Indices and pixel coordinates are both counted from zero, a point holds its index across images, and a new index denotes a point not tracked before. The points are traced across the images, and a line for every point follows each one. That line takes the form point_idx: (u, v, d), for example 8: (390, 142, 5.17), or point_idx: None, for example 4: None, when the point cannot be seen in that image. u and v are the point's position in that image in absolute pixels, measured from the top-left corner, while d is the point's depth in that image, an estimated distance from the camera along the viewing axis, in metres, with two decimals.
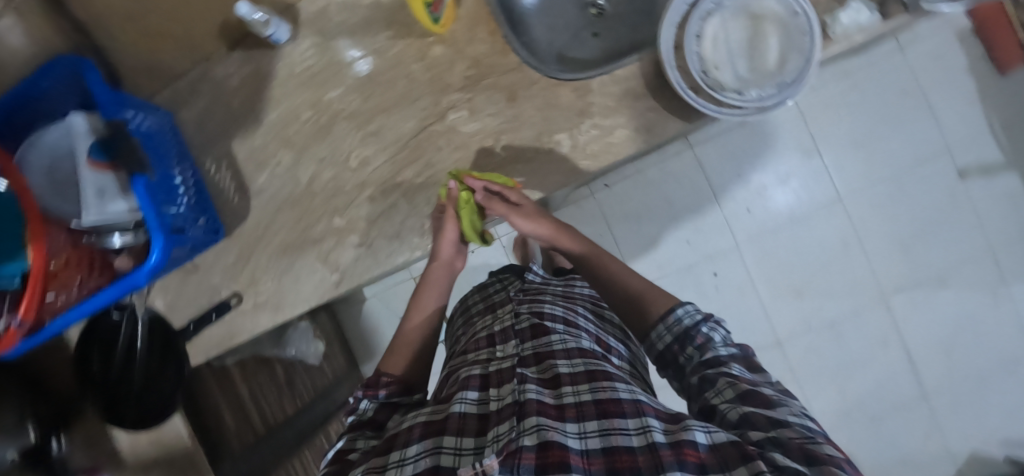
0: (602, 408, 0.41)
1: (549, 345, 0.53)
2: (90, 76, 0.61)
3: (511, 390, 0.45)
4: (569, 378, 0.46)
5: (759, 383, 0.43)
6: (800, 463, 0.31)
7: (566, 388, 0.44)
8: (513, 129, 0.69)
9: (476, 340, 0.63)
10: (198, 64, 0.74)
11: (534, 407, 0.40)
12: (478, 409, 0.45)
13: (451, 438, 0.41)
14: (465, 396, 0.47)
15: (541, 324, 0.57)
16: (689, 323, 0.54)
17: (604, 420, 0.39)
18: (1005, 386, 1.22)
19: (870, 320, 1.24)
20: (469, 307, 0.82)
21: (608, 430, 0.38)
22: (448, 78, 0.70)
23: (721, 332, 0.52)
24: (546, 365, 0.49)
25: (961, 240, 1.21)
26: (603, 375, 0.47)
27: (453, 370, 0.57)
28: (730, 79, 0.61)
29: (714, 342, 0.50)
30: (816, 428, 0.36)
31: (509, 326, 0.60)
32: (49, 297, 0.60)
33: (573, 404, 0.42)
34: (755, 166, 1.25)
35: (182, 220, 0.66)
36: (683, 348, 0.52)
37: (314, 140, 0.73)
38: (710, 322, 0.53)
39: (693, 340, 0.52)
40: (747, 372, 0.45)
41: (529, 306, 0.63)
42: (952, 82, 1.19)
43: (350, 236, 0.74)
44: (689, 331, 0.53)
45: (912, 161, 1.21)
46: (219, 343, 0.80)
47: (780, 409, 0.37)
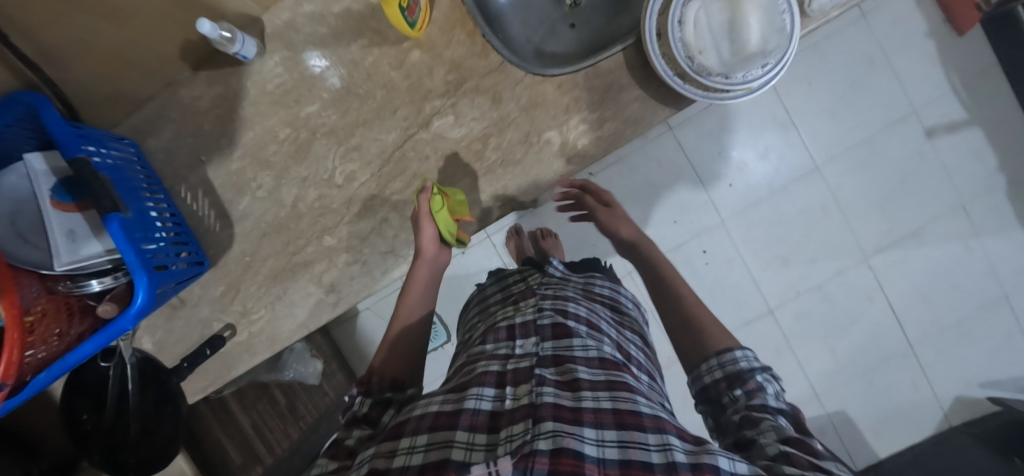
0: (621, 418, 0.41)
1: (571, 348, 0.53)
2: (46, 113, 0.57)
3: (527, 391, 0.44)
4: (588, 384, 0.46)
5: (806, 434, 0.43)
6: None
7: (585, 393, 0.45)
8: (500, 131, 0.68)
9: (495, 329, 0.61)
10: (161, 89, 0.71)
11: (549, 412, 0.39)
12: (493, 407, 0.44)
13: (464, 433, 0.40)
14: (483, 393, 0.45)
15: (563, 324, 0.57)
16: (743, 368, 0.54)
17: (624, 432, 0.39)
18: (983, 331, 1.28)
19: (855, 280, 1.29)
20: (486, 295, 0.83)
21: (626, 443, 0.38)
22: (429, 84, 0.68)
23: (775, 387, 0.52)
24: (566, 368, 0.49)
25: (934, 197, 1.26)
26: (623, 384, 0.47)
27: (472, 360, 0.56)
28: (715, 61, 0.61)
29: (766, 391, 0.50)
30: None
31: (531, 321, 0.59)
32: (29, 354, 0.56)
33: (591, 410, 0.42)
34: (734, 142, 1.27)
35: (166, 256, 0.63)
36: (731, 388, 0.53)
37: (294, 160, 0.70)
38: (767, 373, 0.53)
39: (743, 382, 0.53)
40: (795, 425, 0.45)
41: (554, 303, 0.63)
42: (914, 45, 1.23)
43: (342, 255, 0.72)
44: (743, 373, 0.54)
45: (883, 124, 1.25)
46: (214, 378, 0.77)
47: (822, 457, 0.38)
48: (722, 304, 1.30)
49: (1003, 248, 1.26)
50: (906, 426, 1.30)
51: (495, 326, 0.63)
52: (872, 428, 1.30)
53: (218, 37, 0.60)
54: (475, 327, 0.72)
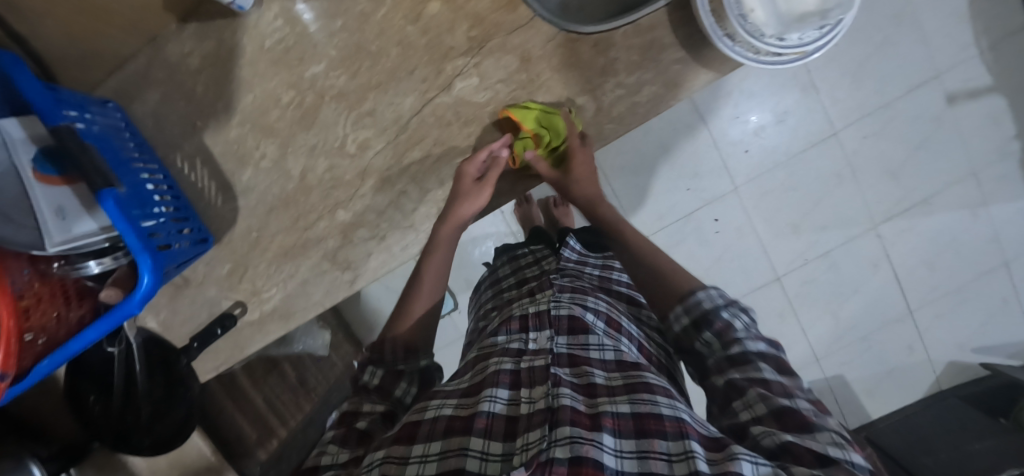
0: (641, 424, 0.38)
1: (587, 348, 0.50)
2: (20, 77, 0.51)
3: (543, 393, 0.42)
4: (605, 389, 0.44)
5: (794, 395, 0.40)
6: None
7: (602, 398, 0.42)
8: (528, 95, 0.62)
9: (508, 320, 0.60)
10: (145, 46, 0.63)
11: (567, 415, 0.37)
12: (508, 411, 0.42)
13: (479, 439, 0.38)
14: (496, 395, 0.43)
15: (579, 318, 0.53)
16: (708, 306, 0.51)
17: (643, 440, 0.37)
18: (982, 295, 1.30)
19: (861, 247, 1.28)
20: (499, 278, 0.81)
21: (645, 453, 0.36)
22: (449, 41, 0.61)
23: (744, 320, 0.49)
24: (582, 369, 0.47)
25: (946, 164, 1.24)
26: (643, 384, 0.44)
27: (484, 356, 0.54)
28: (770, 19, 0.56)
29: (735, 328, 0.48)
30: (859, 462, 0.34)
31: (545, 311, 0.56)
32: (29, 338, 0.53)
33: (610, 414, 0.40)
34: (751, 105, 1.22)
35: (167, 234, 0.58)
36: (700, 333, 0.50)
37: (300, 127, 0.64)
38: (733, 307, 0.51)
39: (710, 324, 0.50)
40: (780, 377, 0.43)
41: (571, 296, 0.59)
42: (943, 3, 1.17)
43: (357, 231, 0.68)
44: (708, 314, 0.50)
45: (902, 88, 1.20)
46: (225, 359, 0.73)
47: (819, 438, 0.35)
48: (730, 272, 1.30)
49: (1010, 216, 1.26)
50: (900, 386, 1.34)
51: (508, 317, 0.61)
52: (867, 390, 1.35)
53: None
54: (490, 314, 0.70)
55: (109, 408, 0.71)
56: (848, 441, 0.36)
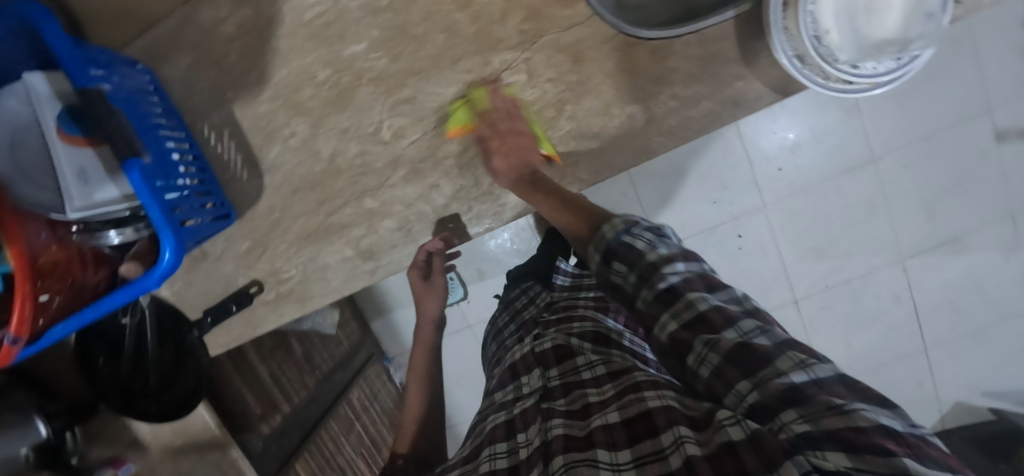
0: (633, 430, 0.38)
1: (577, 371, 0.49)
2: (47, 28, 0.48)
3: (538, 432, 0.45)
4: (598, 404, 0.43)
5: (737, 319, 0.34)
6: (836, 456, 0.26)
7: (595, 415, 0.42)
8: (576, 98, 0.59)
9: (501, 374, 0.62)
10: (178, 7, 0.59)
11: (560, 445, 0.40)
12: (510, 462, 0.44)
13: None
14: (496, 452, 0.46)
15: (563, 345, 0.54)
16: (612, 238, 0.44)
17: (637, 448, 0.37)
18: (1001, 337, 1.27)
19: (884, 278, 1.25)
20: (500, 329, 0.78)
21: (643, 459, 0.36)
22: (500, 32, 0.57)
23: (651, 236, 0.42)
24: (575, 394, 0.47)
25: (983, 199, 1.19)
26: (632, 385, 0.42)
27: (483, 416, 0.57)
28: (846, 44, 0.52)
29: (637, 249, 0.41)
30: (826, 376, 0.30)
31: (531, 352, 0.59)
32: (45, 299, 0.51)
33: (602, 428, 0.40)
34: (788, 121, 1.18)
35: (189, 208, 0.56)
36: (610, 267, 0.43)
37: (335, 107, 0.61)
38: (633, 227, 0.43)
39: (615, 254, 0.43)
40: (717, 300, 0.36)
41: (557, 323, 0.60)
42: (1005, 32, 1.10)
43: (383, 220, 0.66)
44: (611, 244, 0.43)
45: (950, 119, 1.15)
46: (239, 335, 0.73)
47: (779, 370, 0.30)
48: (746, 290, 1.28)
49: None
50: None
51: (501, 371, 0.63)
52: None
53: None
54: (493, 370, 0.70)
55: (117, 372, 0.69)
56: (801, 348, 0.32)
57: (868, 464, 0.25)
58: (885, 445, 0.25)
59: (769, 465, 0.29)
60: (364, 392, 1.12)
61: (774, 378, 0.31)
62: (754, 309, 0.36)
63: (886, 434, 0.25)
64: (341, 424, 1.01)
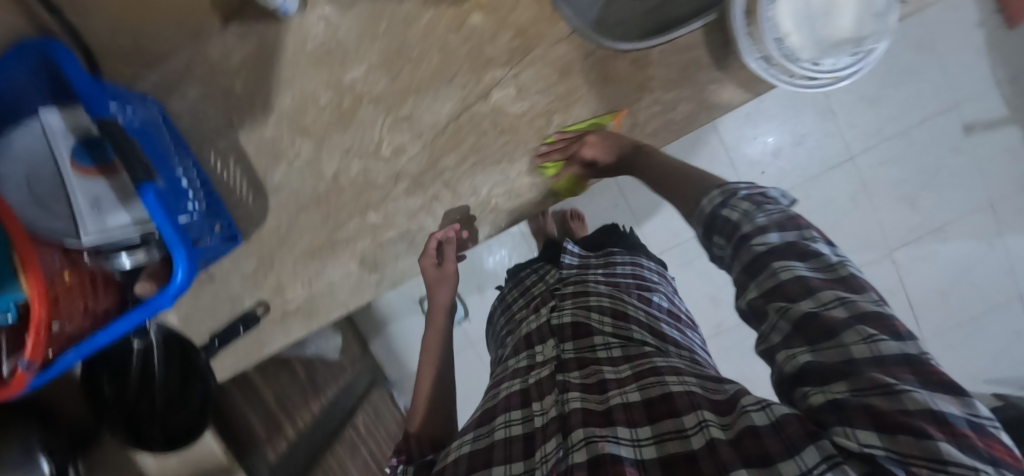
0: (653, 410, 0.42)
1: (593, 349, 0.53)
2: (65, 62, 0.51)
3: (553, 402, 0.46)
4: (615, 382, 0.47)
5: (817, 289, 0.35)
6: (863, 429, 0.30)
7: (612, 392, 0.46)
8: (564, 107, 0.63)
9: (515, 342, 0.65)
10: (185, 43, 0.63)
11: (579, 419, 0.41)
12: (525, 428, 0.45)
13: (500, 468, 0.41)
14: (511, 419, 0.47)
15: (582, 323, 0.57)
16: (708, 213, 0.44)
17: (657, 425, 0.40)
18: (997, 325, 1.29)
19: (875, 272, 1.29)
20: (509, 304, 0.81)
21: (662, 436, 0.39)
22: (490, 51, 0.61)
23: (747, 206, 0.41)
24: (591, 370, 0.50)
25: (962, 192, 1.24)
26: (651, 370, 0.46)
27: (497, 383, 0.58)
28: (806, 44, 0.57)
29: (736, 223, 0.41)
30: (892, 352, 0.31)
31: (546, 325, 0.62)
32: (55, 328, 0.52)
33: (621, 407, 0.43)
34: (769, 126, 1.23)
35: (198, 229, 0.59)
36: (708, 238, 0.45)
37: (337, 128, 0.65)
38: (730, 198, 0.43)
39: (710, 227, 0.44)
40: (804, 270, 0.36)
41: (574, 301, 0.63)
42: (964, 35, 1.16)
43: (387, 233, 0.68)
44: (709, 217, 0.44)
45: (920, 117, 1.21)
46: (247, 356, 0.73)
47: (842, 341, 0.33)
48: None
49: None
50: None
51: (516, 338, 0.66)
52: None
53: None
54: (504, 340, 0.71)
55: (123, 396, 0.66)
56: (877, 324, 0.32)
57: (896, 442, 0.28)
58: (922, 427, 0.27)
59: (790, 446, 0.33)
60: (370, 415, 1.11)
61: (833, 350, 0.33)
62: (848, 278, 0.35)
63: (925, 420, 0.28)
64: (346, 449, 0.98)
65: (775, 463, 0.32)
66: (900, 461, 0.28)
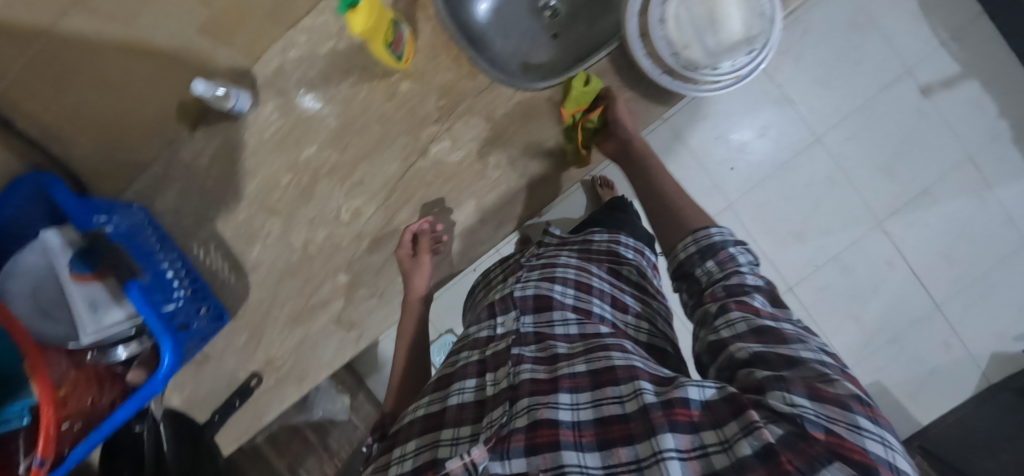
0: (597, 378, 0.43)
1: (551, 325, 0.57)
2: (56, 190, 0.59)
3: (506, 373, 0.48)
4: (566, 356, 0.49)
5: (779, 320, 0.41)
6: (799, 396, 0.32)
7: (562, 363, 0.48)
8: (497, 148, 0.68)
9: (485, 308, 0.70)
10: (163, 151, 0.73)
11: (527, 389, 0.43)
12: (476, 396, 0.50)
13: (449, 431, 0.45)
14: (465, 387, 0.52)
15: (545, 296, 0.61)
16: (716, 241, 0.52)
17: (597, 391, 0.42)
18: (1009, 278, 1.25)
19: (869, 246, 1.26)
20: (490, 279, 0.87)
21: (600, 401, 0.41)
22: (422, 111, 0.68)
23: (751, 258, 0.50)
24: (545, 345, 0.53)
25: (940, 153, 1.22)
26: (602, 346, 0.49)
27: (457, 350, 0.63)
28: (702, 54, 0.62)
29: (739, 261, 0.49)
30: (832, 364, 0.36)
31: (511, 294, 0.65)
32: (66, 425, 0.58)
33: (568, 376, 0.45)
34: (731, 125, 1.23)
35: (186, 315, 0.65)
36: (703, 259, 0.52)
37: (300, 203, 0.71)
38: (741, 244, 0.51)
39: (714, 254, 0.51)
40: (764, 303, 0.44)
41: (542, 272, 0.68)
42: (897, 4, 1.19)
43: (359, 290, 0.72)
44: (715, 245, 0.52)
45: (875, 87, 1.21)
46: (248, 429, 0.77)
47: (793, 346, 0.37)
48: None
49: (1018, 195, 1.23)
50: (944, 384, 1.27)
51: (487, 305, 0.71)
52: (911, 394, 1.28)
53: (210, 93, 0.63)
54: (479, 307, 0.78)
55: None
56: (824, 352, 0.38)
57: (824, 407, 0.31)
58: (850, 404, 0.32)
59: (716, 420, 0.34)
60: None
61: (783, 347, 0.37)
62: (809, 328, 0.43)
63: (851, 401, 0.32)
64: None
65: (700, 431, 0.35)
66: (824, 423, 0.30)
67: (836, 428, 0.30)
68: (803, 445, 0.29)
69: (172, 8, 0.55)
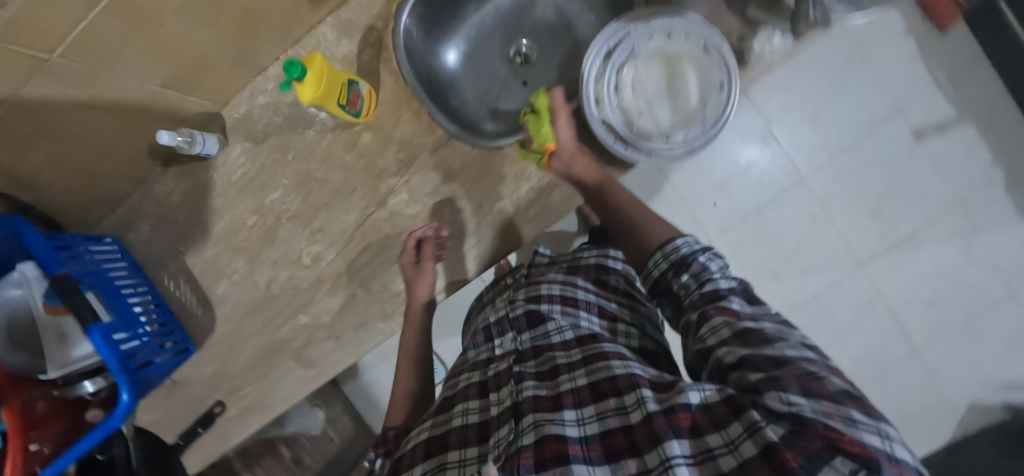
0: (597, 390, 0.44)
1: (548, 335, 0.59)
2: (28, 235, 0.60)
3: (510, 392, 0.50)
4: (566, 367, 0.50)
5: (759, 318, 0.40)
6: (794, 393, 0.31)
7: (564, 377, 0.49)
8: (451, 203, 0.70)
9: (478, 332, 0.71)
10: (138, 187, 0.76)
11: (530, 406, 0.45)
12: (483, 416, 0.50)
13: (456, 451, 0.46)
14: (469, 408, 0.52)
15: (536, 312, 0.63)
16: (686, 254, 0.50)
17: (600, 404, 0.43)
18: (994, 326, 1.21)
19: (851, 288, 1.23)
20: (483, 299, 0.89)
21: (604, 413, 0.42)
22: (381, 163, 0.70)
23: (721, 262, 0.48)
24: (545, 359, 0.55)
25: (929, 197, 1.19)
26: (600, 354, 0.49)
27: (457, 373, 0.65)
28: (656, 123, 0.63)
29: (711, 270, 0.47)
30: (818, 359, 0.35)
31: (506, 317, 0.67)
32: (33, 447, 0.60)
33: (570, 392, 0.46)
34: (717, 156, 1.22)
35: (149, 351, 0.68)
36: (678, 275, 0.50)
37: (264, 245, 0.74)
38: (710, 251, 0.50)
39: (687, 267, 0.49)
40: (743, 304, 0.42)
41: (529, 292, 0.69)
42: (894, 43, 1.17)
43: (317, 332, 0.74)
44: (685, 259, 0.50)
45: (866, 128, 1.19)
46: (206, 458, 0.79)
47: (777, 345, 0.36)
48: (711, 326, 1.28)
49: (1008, 243, 1.19)
50: (919, 431, 1.25)
51: (479, 329, 0.72)
52: None
53: (177, 141, 0.64)
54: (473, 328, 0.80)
55: None
56: (809, 346, 0.37)
57: (819, 403, 0.30)
58: (843, 397, 0.30)
59: (716, 422, 0.35)
60: None
61: (769, 347, 0.36)
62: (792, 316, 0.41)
63: (844, 392, 0.31)
64: None
65: (703, 435, 0.35)
66: (821, 417, 0.29)
67: (833, 422, 0.29)
68: (803, 443, 0.29)
69: (136, 67, 0.56)
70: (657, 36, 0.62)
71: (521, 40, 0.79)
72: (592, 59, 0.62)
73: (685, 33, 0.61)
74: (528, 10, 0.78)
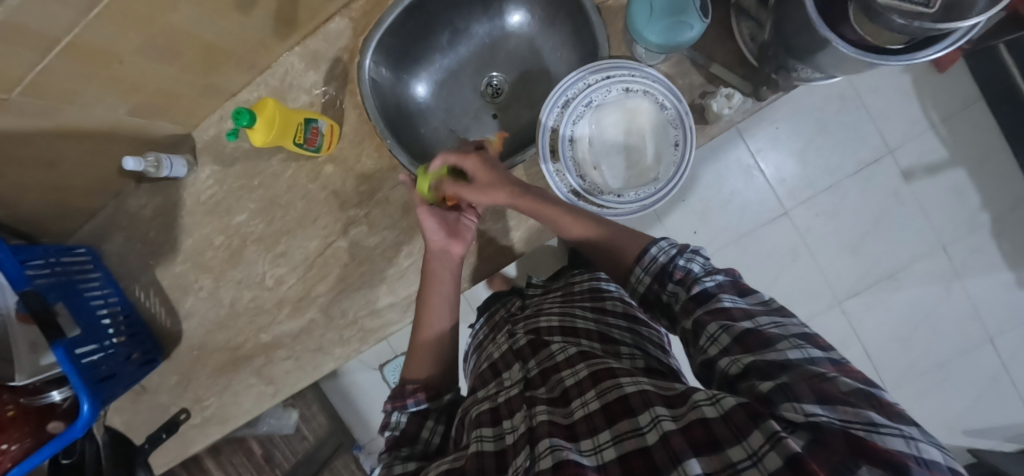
0: (611, 411, 0.37)
1: (552, 356, 0.49)
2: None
3: (522, 418, 0.41)
4: (575, 389, 0.42)
5: (754, 315, 0.40)
6: (809, 401, 0.30)
7: (576, 402, 0.40)
8: (410, 239, 0.71)
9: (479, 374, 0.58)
10: (111, 200, 0.77)
11: (544, 430, 0.37)
12: (498, 446, 0.40)
13: None
14: (483, 435, 0.42)
15: (538, 339, 0.54)
16: (665, 262, 0.53)
17: (614, 427, 0.35)
18: (968, 371, 1.21)
19: (825, 324, 1.23)
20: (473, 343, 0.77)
21: (621, 436, 0.34)
22: (343, 195, 0.72)
23: (701, 260, 0.50)
24: (554, 384, 0.45)
25: (912, 239, 1.18)
26: (606, 371, 0.42)
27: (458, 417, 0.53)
28: (611, 177, 0.65)
29: (694, 273, 0.48)
30: (821, 355, 0.35)
31: (508, 350, 0.56)
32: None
33: (583, 417, 0.38)
34: (704, 184, 1.20)
35: (115, 363, 0.71)
36: (663, 285, 0.51)
37: (228, 265, 0.76)
38: (687, 253, 0.52)
39: (671, 275, 0.51)
40: (736, 302, 0.43)
41: (526, 324, 0.60)
42: (889, 81, 1.15)
43: (277, 351, 0.77)
44: (666, 267, 0.52)
45: (856, 165, 1.17)
46: (170, 460, 0.83)
47: (779, 348, 0.36)
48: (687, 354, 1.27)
49: (989, 289, 1.18)
50: None
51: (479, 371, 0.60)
52: None
53: (141, 166, 0.66)
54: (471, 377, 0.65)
55: None
56: (808, 340, 0.36)
57: (840, 411, 0.29)
58: (860, 403, 0.29)
59: (736, 431, 0.30)
60: None
61: (773, 350, 0.36)
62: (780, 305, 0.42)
63: (858, 393, 0.30)
64: None
65: (724, 449, 0.30)
66: (841, 424, 0.28)
67: (854, 430, 0.28)
68: (825, 454, 0.27)
69: (99, 100, 0.58)
70: (616, 90, 0.63)
71: (493, 72, 0.79)
72: (549, 108, 0.62)
73: (643, 89, 0.62)
74: (502, 42, 0.78)
